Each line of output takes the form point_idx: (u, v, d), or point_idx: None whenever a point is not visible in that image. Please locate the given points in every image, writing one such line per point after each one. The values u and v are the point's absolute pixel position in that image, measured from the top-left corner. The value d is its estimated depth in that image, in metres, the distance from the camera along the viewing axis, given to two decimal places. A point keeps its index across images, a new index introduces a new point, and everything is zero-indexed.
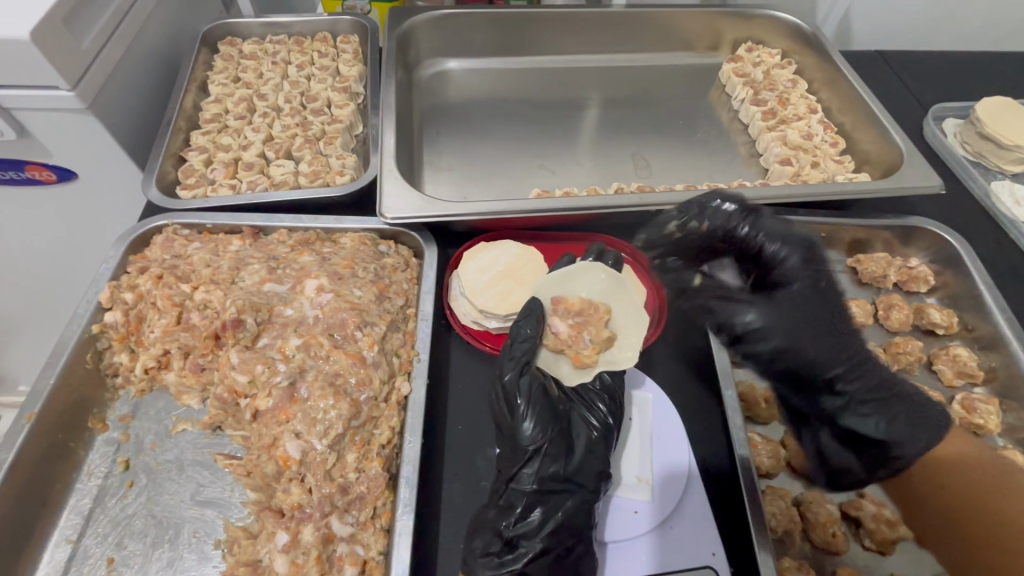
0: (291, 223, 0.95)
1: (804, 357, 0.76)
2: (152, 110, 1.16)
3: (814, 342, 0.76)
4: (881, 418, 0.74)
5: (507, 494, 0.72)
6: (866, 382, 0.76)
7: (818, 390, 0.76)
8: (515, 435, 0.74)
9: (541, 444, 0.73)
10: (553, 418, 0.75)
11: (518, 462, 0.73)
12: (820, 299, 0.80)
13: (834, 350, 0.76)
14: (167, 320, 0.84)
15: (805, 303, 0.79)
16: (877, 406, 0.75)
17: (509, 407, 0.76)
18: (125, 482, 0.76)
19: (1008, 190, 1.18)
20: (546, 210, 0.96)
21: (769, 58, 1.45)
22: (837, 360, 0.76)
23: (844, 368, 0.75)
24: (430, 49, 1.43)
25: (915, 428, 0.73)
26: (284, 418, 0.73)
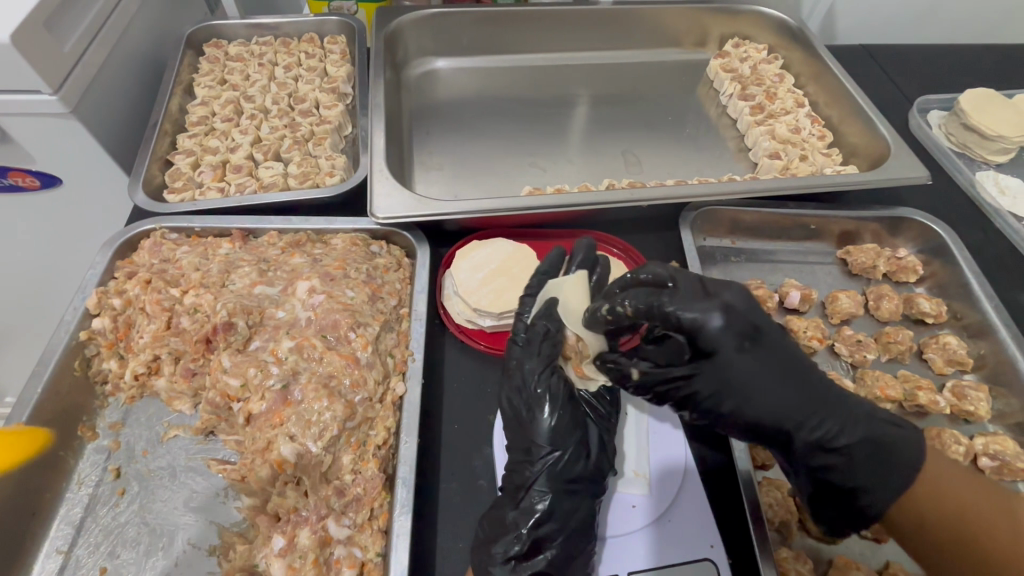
0: (282, 225, 0.94)
1: (748, 425, 0.69)
2: (137, 113, 1.14)
3: (763, 416, 0.67)
4: (847, 464, 0.66)
5: (522, 496, 0.71)
6: (826, 429, 0.66)
7: (781, 445, 0.69)
8: (535, 434, 0.74)
9: (562, 448, 0.73)
10: (574, 421, 0.75)
11: (533, 462, 0.73)
12: (758, 363, 0.66)
13: (779, 421, 0.67)
14: (157, 325, 0.83)
15: (748, 369, 0.66)
16: (841, 457, 0.66)
17: (527, 407, 0.75)
18: (117, 490, 0.75)
19: (993, 181, 1.20)
20: (537, 207, 0.96)
21: (755, 53, 1.46)
22: (792, 417, 0.66)
23: (799, 429, 0.67)
24: (418, 49, 1.43)
25: (872, 467, 0.65)
26: (277, 422, 0.72)
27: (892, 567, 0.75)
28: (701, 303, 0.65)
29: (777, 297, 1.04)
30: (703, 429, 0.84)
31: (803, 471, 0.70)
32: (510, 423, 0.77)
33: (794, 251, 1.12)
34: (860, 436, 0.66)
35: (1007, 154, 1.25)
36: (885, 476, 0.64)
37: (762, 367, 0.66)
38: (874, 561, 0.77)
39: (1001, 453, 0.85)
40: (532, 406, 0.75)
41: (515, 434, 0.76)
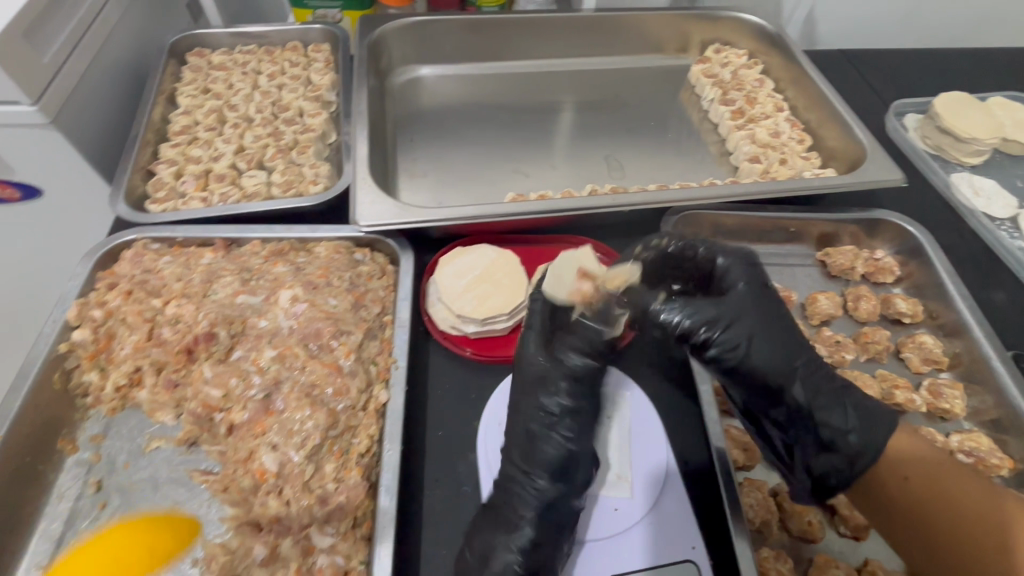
0: (264, 234, 0.94)
1: (760, 364, 0.75)
2: (118, 123, 1.14)
3: (770, 352, 0.75)
4: (829, 407, 0.74)
5: (517, 510, 0.72)
6: (813, 371, 0.76)
7: (782, 389, 0.74)
8: (541, 449, 0.74)
9: (566, 467, 0.74)
10: (579, 439, 0.75)
11: (531, 478, 0.73)
12: (768, 305, 0.78)
13: (783, 358, 0.75)
14: (138, 336, 0.82)
15: (760, 311, 0.78)
16: (827, 400, 0.74)
17: (539, 422, 0.76)
18: (99, 504, 0.75)
19: (967, 183, 1.23)
20: (519, 213, 0.97)
21: (736, 59, 1.48)
22: (796, 356, 0.76)
23: (797, 370, 0.75)
24: (401, 56, 1.43)
25: (852, 409, 0.74)
26: (260, 431, 0.73)
27: (871, 564, 0.76)
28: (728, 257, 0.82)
29: None
30: (685, 431, 0.85)
31: (790, 421, 0.75)
32: (513, 437, 0.77)
33: (775, 253, 1.14)
34: (844, 391, 0.76)
35: (981, 157, 1.28)
36: (865, 421, 0.73)
37: (772, 313, 0.78)
38: (853, 559, 0.78)
39: (976, 449, 0.87)
40: (544, 422, 0.75)
41: (514, 446, 0.76)
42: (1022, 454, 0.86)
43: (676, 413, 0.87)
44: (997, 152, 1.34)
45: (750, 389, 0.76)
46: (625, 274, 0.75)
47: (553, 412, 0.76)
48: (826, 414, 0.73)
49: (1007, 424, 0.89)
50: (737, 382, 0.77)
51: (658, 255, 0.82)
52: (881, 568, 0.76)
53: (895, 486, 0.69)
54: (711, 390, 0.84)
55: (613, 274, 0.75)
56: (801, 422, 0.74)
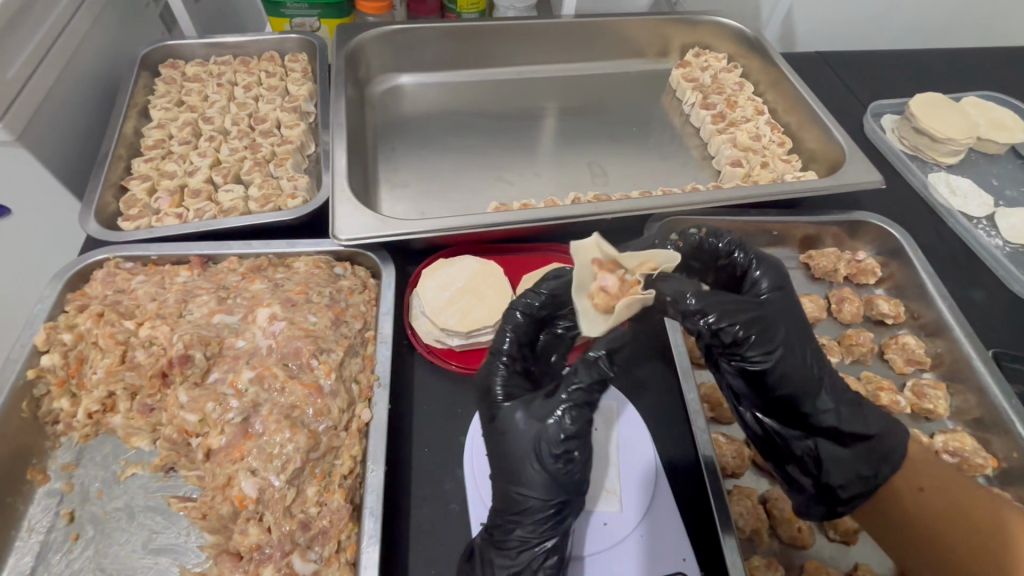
0: (242, 250, 0.92)
1: (797, 369, 0.67)
2: (88, 138, 1.11)
3: (808, 351, 0.68)
4: (854, 414, 0.69)
5: (519, 545, 0.65)
6: (837, 379, 0.70)
7: (815, 391, 0.68)
8: (546, 483, 0.65)
9: (549, 495, 0.65)
10: (563, 466, 0.64)
11: (534, 514, 0.65)
12: (798, 304, 0.71)
13: (816, 357, 0.69)
14: (111, 359, 0.80)
15: (792, 313, 0.70)
16: (852, 407, 0.69)
17: (546, 456, 0.64)
18: (71, 536, 0.72)
19: (944, 183, 1.25)
20: (502, 223, 0.96)
21: (716, 63, 1.49)
22: (824, 362, 0.70)
23: (827, 373, 0.69)
24: (380, 65, 1.42)
25: (873, 417, 0.70)
26: (238, 456, 0.71)
27: (861, 569, 0.76)
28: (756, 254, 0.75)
29: None
30: (674, 440, 0.85)
31: (813, 428, 0.70)
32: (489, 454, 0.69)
33: None
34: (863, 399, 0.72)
35: (956, 156, 1.30)
36: (885, 428, 0.70)
37: (798, 315, 0.70)
38: (844, 564, 0.78)
39: (960, 449, 0.88)
40: (549, 457, 0.64)
41: (507, 473, 0.67)
42: (1006, 452, 0.87)
43: (664, 422, 0.86)
44: (972, 152, 1.36)
45: (784, 394, 0.68)
46: (659, 258, 0.65)
47: (561, 446, 0.64)
48: (853, 420, 0.68)
49: (990, 422, 0.90)
50: (770, 387, 0.68)
51: (691, 245, 0.77)
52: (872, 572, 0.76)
53: (910, 497, 0.68)
54: (697, 398, 0.83)
55: (642, 258, 0.66)
56: (826, 429, 0.69)
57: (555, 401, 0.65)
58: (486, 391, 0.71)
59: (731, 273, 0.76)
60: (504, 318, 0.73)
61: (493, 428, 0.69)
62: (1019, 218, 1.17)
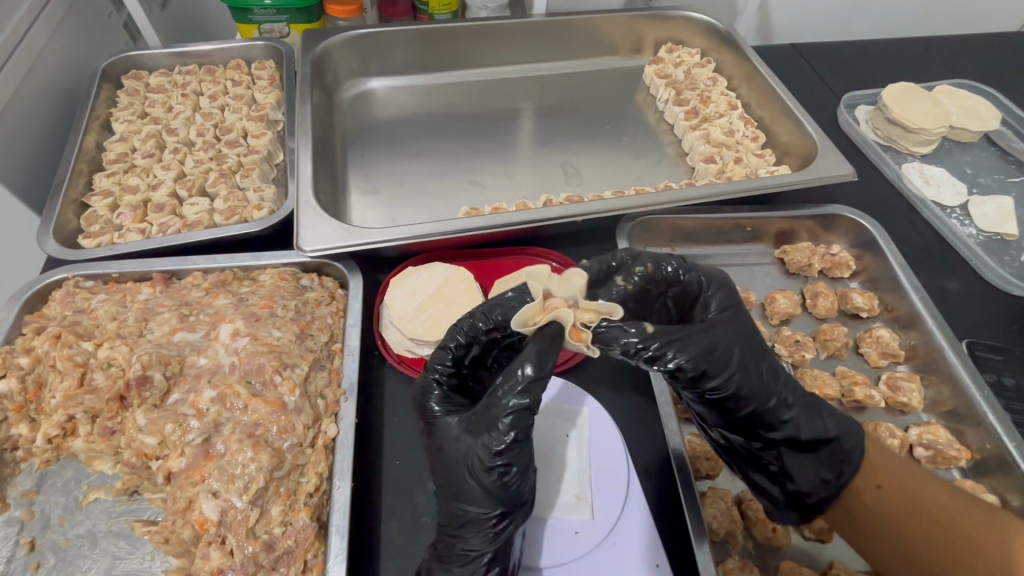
0: (205, 265, 0.91)
1: (756, 388, 0.67)
2: (47, 151, 1.09)
3: (763, 368, 0.68)
4: (812, 420, 0.69)
5: (461, 557, 0.65)
6: (796, 389, 0.70)
7: (773, 406, 0.68)
8: (486, 497, 0.63)
9: (486, 506, 0.64)
10: (498, 479, 0.63)
11: (476, 526, 0.64)
12: (748, 319, 0.70)
13: (771, 371, 0.68)
14: (69, 382, 0.77)
15: (746, 331, 0.68)
16: (810, 413, 0.69)
17: (483, 470, 0.62)
18: (31, 565, 0.70)
19: (917, 172, 1.25)
20: (470, 229, 0.94)
21: (689, 58, 1.48)
22: (782, 374, 0.69)
23: (783, 386, 0.69)
24: (349, 70, 1.40)
25: (831, 417, 0.70)
26: (199, 478, 0.69)
27: (835, 567, 0.76)
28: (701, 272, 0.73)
29: None
30: (647, 444, 0.84)
31: (775, 440, 0.70)
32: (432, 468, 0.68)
33: (733, 254, 1.14)
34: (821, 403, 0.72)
35: (930, 145, 1.30)
36: (843, 429, 0.70)
37: (753, 333, 0.69)
38: (818, 562, 0.78)
39: (934, 442, 0.88)
40: (485, 472, 0.62)
41: (449, 488, 0.66)
42: (979, 444, 0.87)
43: (638, 425, 0.86)
44: (946, 140, 1.36)
45: (743, 413, 0.68)
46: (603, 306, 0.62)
47: (497, 459, 0.62)
48: (812, 428, 0.69)
49: (964, 413, 0.90)
50: (730, 408, 0.68)
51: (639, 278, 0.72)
52: (846, 570, 0.75)
53: (869, 494, 0.68)
54: (669, 399, 0.82)
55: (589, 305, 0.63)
56: (788, 439, 0.70)
57: (493, 413, 0.62)
58: (423, 408, 0.70)
59: (682, 294, 0.74)
60: (448, 333, 0.71)
61: (439, 439, 0.67)
62: (992, 206, 1.18)
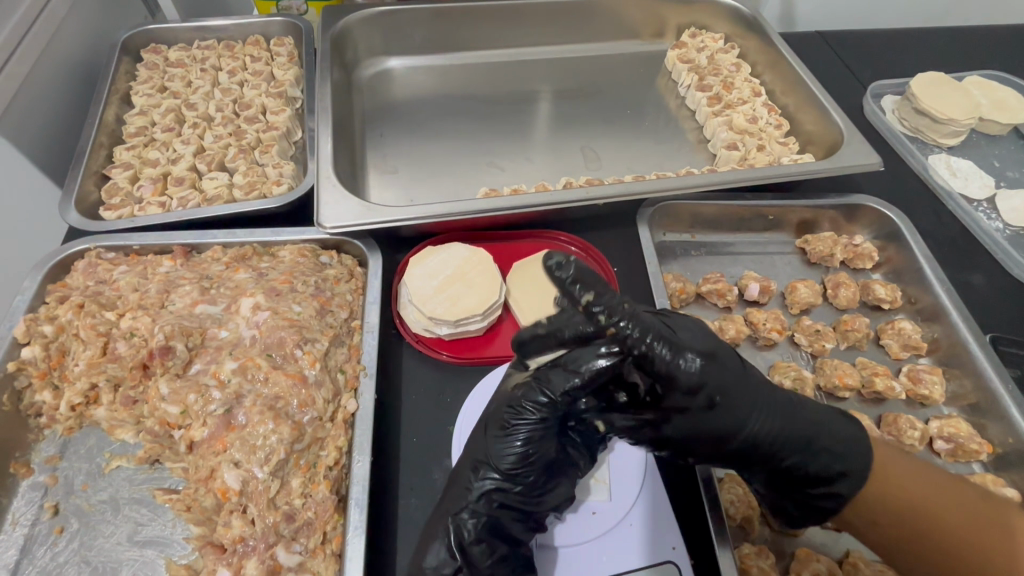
0: (225, 239, 0.90)
1: (734, 452, 0.66)
2: (69, 125, 1.09)
3: (704, 402, 0.63)
4: (824, 475, 0.65)
5: (462, 521, 0.65)
6: (801, 454, 0.65)
7: (729, 438, 0.65)
8: (498, 457, 0.67)
9: (496, 473, 0.67)
10: (517, 449, 0.67)
11: (485, 488, 0.67)
12: (721, 382, 0.63)
13: (727, 391, 0.64)
14: (92, 351, 0.78)
15: (711, 402, 0.63)
16: (788, 432, 0.65)
17: (511, 427, 0.67)
18: (55, 529, 0.71)
19: (944, 164, 1.22)
20: (490, 210, 0.93)
21: (712, 43, 1.45)
22: (772, 441, 0.65)
23: (759, 437, 0.65)
24: (368, 48, 1.39)
25: (822, 454, 0.65)
26: (221, 448, 0.70)
27: (853, 556, 0.76)
28: (672, 343, 0.62)
29: (737, 290, 1.04)
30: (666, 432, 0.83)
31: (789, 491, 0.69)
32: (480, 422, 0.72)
33: (754, 242, 1.12)
34: (827, 458, 0.65)
35: (957, 137, 1.27)
36: (856, 477, 0.64)
37: (716, 410, 0.63)
38: (835, 550, 0.78)
39: (955, 435, 0.87)
40: (504, 435, 0.67)
41: (479, 452, 0.69)
42: (1001, 438, 0.86)
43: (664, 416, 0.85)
44: (973, 133, 1.33)
45: (703, 450, 0.67)
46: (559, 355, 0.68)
47: (518, 430, 0.67)
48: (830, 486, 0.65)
49: (986, 407, 0.89)
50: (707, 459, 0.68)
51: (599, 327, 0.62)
52: (863, 560, 0.75)
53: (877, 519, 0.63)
54: None
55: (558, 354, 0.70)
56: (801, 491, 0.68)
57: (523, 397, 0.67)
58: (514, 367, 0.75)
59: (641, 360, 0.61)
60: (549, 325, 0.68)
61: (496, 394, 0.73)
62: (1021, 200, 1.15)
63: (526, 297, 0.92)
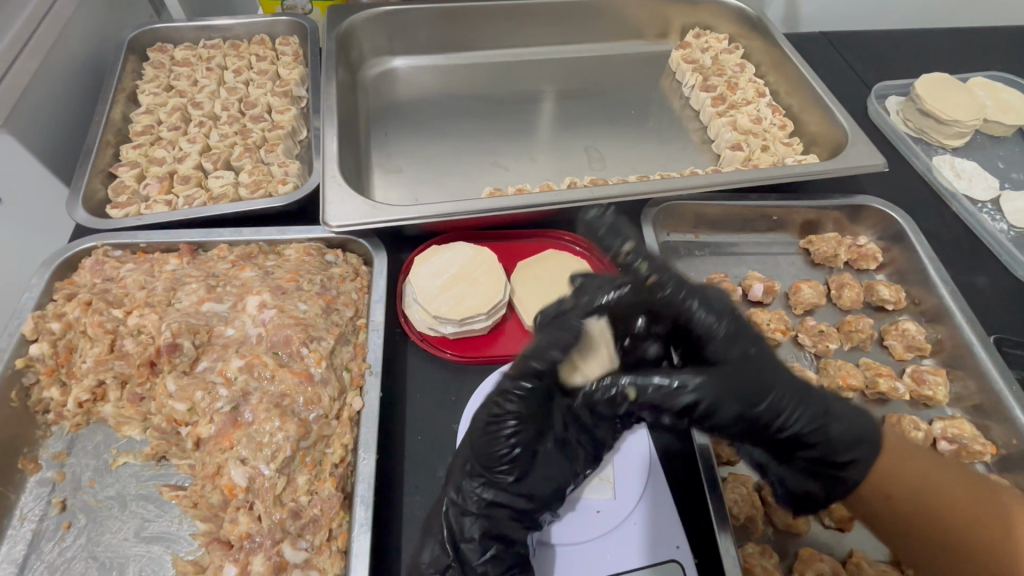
0: (231, 237, 0.91)
1: (758, 414, 0.63)
2: (75, 123, 1.10)
3: (735, 358, 0.65)
4: (845, 440, 0.63)
5: (457, 520, 0.67)
6: (820, 418, 0.64)
7: (754, 397, 0.63)
8: (487, 457, 0.66)
9: (489, 472, 0.67)
10: (505, 448, 0.66)
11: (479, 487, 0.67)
12: (751, 337, 0.66)
13: (753, 347, 0.66)
14: (100, 348, 0.79)
15: (736, 356, 0.65)
16: (806, 395, 0.64)
17: (495, 425, 0.65)
18: (62, 524, 0.72)
19: (948, 165, 1.22)
20: (494, 209, 0.93)
21: (717, 43, 1.45)
22: (794, 402, 0.64)
23: (781, 396, 0.63)
24: (373, 48, 1.39)
25: (838, 416, 0.65)
26: (227, 445, 0.70)
27: (856, 556, 0.76)
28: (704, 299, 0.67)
29: (740, 291, 1.05)
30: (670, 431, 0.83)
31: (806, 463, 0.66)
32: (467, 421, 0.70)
33: (758, 242, 1.12)
34: (844, 422, 0.64)
35: (961, 138, 1.27)
36: (869, 439, 0.64)
37: (743, 365, 0.64)
38: (838, 550, 0.78)
39: (959, 436, 0.87)
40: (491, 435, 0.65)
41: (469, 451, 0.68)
42: (1005, 439, 0.86)
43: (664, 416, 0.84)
44: (978, 134, 1.33)
45: (732, 415, 0.63)
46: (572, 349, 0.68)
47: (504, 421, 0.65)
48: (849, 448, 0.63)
49: (990, 408, 0.89)
50: (730, 427, 0.64)
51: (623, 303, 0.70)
52: (867, 560, 0.75)
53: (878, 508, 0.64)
54: None
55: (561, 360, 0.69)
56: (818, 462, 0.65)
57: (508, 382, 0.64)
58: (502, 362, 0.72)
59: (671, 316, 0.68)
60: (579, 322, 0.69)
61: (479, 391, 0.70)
62: None
63: (530, 296, 0.92)
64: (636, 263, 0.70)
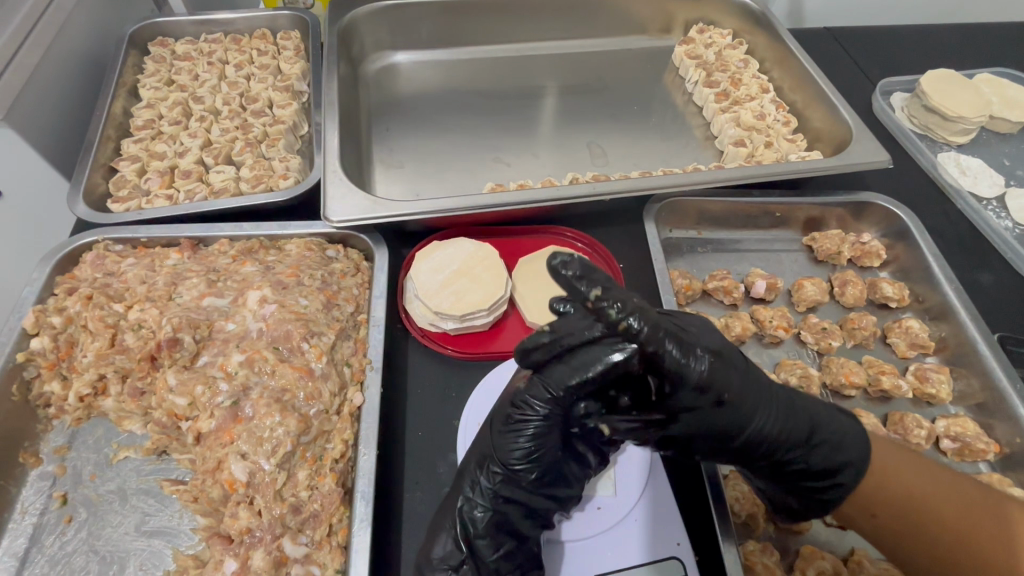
0: (232, 232, 0.90)
1: (735, 447, 0.66)
2: (76, 118, 1.09)
3: (712, 401, 0.63)
4: (826, 466, 0.66)
5: (470, 512, 0.67)
6: (800, 448, 0.66)
7: (731, 434, 0.65)
8: (503, 454, 0.67)
9: (503, 469, 0.67)
10: (519, 447, 0.66)
11: (492, 480, 0.67)
12: (731, 375, 0.64)
13: (735, 387, 0.64)
14: (100, 343, 0.78)
15: (719, 398, 0.63)
16: (788, 423, 0.66)
17: (517, 422, 0.66)
18: (63, 518, 0.72)
19: (953, 162, 1.21)
20: (495, 205, 0.93)
21: (720, 39, 1.44)
22: (775, 435, 0.65)
23: (761, 433, 0.65)
24: (374, 43, 1.39)
25: (819, 443, 0.66)
26: (228, 439, 0.70)
27: (857, 554, 0.76)
28: (684, 343, 0.62)
29: (743, 288, 1.04)
30: None
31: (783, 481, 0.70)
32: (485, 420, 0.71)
33: (760, 239, 1.12)
34: (825, 450, 0.66)
35: (966, 135, 1.26)
36: (851, 464, 0.66)
37: (722, 406, 0.63)
38: (840, 548, 0.78)
39: (961, 435, 0.86)
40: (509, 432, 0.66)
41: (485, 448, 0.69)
42: (1009, 438, 0.85)
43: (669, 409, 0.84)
44: (983, 130, 1.32)
45: (707, 446, 0.67)
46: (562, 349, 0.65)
47: (518, 429, 0.66)
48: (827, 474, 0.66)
49: (993, 407, 0.88)
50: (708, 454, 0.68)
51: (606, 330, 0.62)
52: (868, 557, 0.75)
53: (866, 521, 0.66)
54: None
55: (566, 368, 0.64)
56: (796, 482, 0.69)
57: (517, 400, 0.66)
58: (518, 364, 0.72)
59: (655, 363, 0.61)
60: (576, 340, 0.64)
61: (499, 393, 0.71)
62: None
63: (531, 293, 0.92)
64: (610, 308, 0.60)
